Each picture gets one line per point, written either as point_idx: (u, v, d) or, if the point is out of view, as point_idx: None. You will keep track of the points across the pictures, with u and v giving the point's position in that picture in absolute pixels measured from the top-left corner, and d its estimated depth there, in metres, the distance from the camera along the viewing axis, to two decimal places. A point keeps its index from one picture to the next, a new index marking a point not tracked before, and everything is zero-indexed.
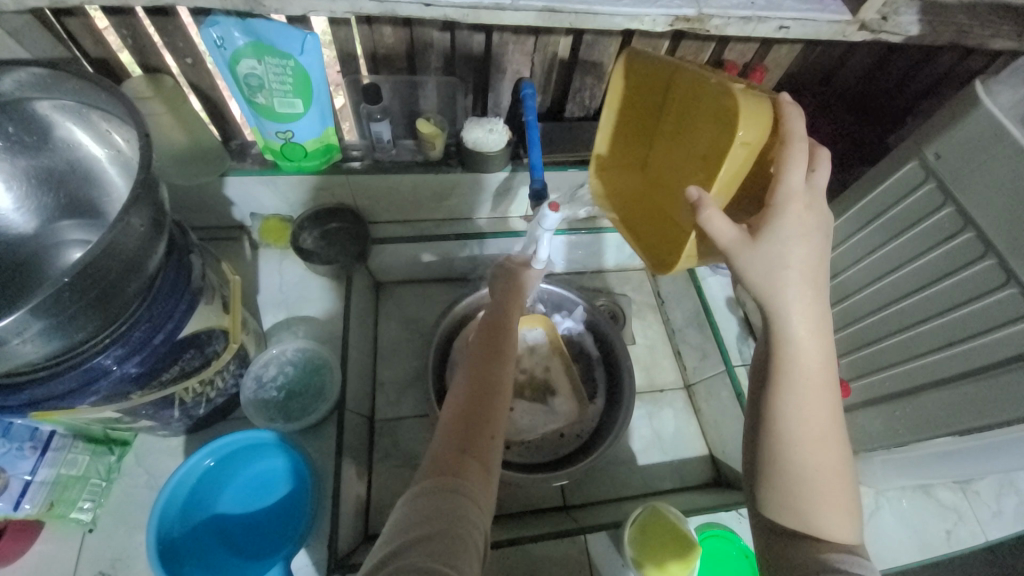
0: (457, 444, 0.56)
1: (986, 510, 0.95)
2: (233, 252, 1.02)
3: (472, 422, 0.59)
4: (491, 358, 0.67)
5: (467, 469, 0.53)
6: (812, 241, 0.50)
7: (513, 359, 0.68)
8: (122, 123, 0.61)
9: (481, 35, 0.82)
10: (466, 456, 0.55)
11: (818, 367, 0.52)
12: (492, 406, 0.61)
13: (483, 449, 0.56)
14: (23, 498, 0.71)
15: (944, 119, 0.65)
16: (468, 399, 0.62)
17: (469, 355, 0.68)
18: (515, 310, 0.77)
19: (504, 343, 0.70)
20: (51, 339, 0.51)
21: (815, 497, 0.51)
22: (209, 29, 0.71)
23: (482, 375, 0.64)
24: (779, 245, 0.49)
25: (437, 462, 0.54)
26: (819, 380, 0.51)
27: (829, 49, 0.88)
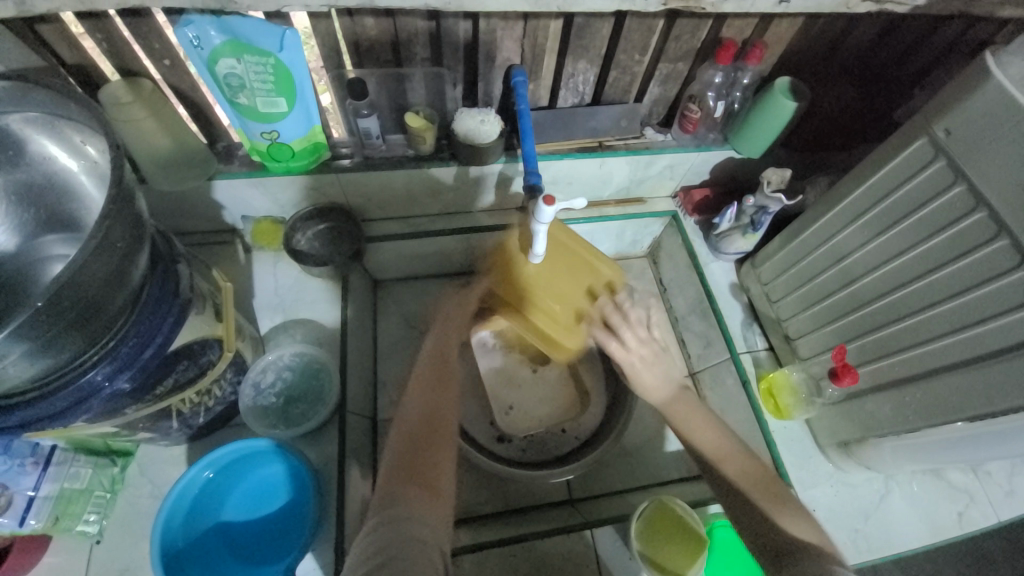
0: (401, 477, 0.61)
1: (998, 490, 0.94)
2: (227, 256, 1.01)
3: (411, 457, 0.64)
4: (434, 392, 0.74)
5: (415, 496, 0.57)
6: (656, 363, 0.81)
7: (452, 390, 0.75)
8: (93, 134, 0.59)
9: (468, 21, 0.79)
10: (413, 483, 0.60)
11: (722, 445, 0.77)
12: (434, 439, 0.68)
13: (429, 478, 0.62)
14: (28, 514, 0.72)
15: (954, 93, 0.62)
16: (412, 436, 0.67)
17: (411, 391, 0.74)
18: (450, 343, 0.85)
19: (447, 377, 0.77)
20: (35, 361, 0.50)
21: (770, 505, 0.71)
22: (184, 29, 0.68)
23: (426, 411, 0.71)
24: (640, 372, 0.81)
25: (386, 496, 0.58)
26: (707, 430, 0.79)
27: (830, 22, 0.83)
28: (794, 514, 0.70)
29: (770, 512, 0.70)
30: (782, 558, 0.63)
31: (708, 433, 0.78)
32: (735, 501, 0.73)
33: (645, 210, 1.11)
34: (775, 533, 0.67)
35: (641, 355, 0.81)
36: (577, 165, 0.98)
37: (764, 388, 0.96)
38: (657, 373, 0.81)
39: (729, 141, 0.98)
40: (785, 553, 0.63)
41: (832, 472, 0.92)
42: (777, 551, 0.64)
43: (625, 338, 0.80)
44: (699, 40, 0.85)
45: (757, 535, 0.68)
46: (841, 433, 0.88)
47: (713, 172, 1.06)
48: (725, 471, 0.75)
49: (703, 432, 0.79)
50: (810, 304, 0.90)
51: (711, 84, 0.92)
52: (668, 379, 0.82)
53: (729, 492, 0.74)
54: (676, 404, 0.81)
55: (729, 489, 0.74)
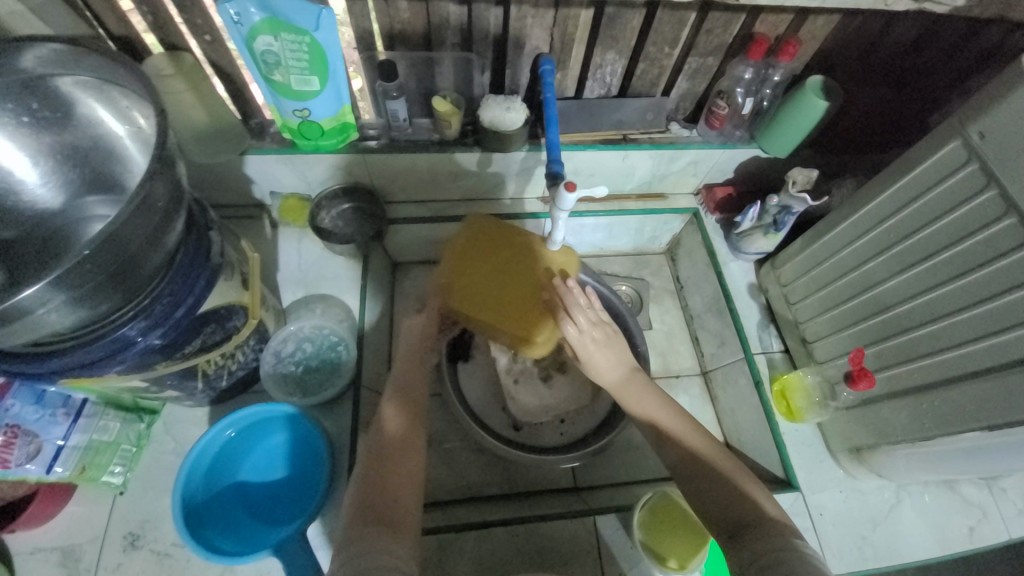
0: (365, 511, 0.62)
1: (1014, 508, 0.91)
2: (254, 230, 1.04)
3: (376, 485, 0.65)
4: (402, 419, 0.74)
5: (380, 535, 0.59)
6: (610, 345, 0.81)
7: (418, 417, 0.75)
8: (141, 101, 0.62)
9: (499, 8, 0.80)
10: (376, 519, 0.61)
11: (676, 420, 0.73)
12: (398, 468, 0.68)
13: (392, 514, 0.63)
14: (55, 462, 0.74)
15: (991, 95, 0.61)
16: (375, 469, 0.67)
17: (378, 419, 0.74)
18: (423, 361, 0.84)
19: (417, 399, 0.77)
20: (75, 309, 0.53)
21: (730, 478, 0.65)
22: (226, 6, 0.71)
23: (394, 439, 0.71)
24: (596, 356, 0.80)
25: (351, 534, 0.60)
26: (644, 394, 0.76)
27: (870, 20, 0.82)
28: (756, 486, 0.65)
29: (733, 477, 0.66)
30: (743, 530, 0.61)
31: (660, 412, 0.74)
32: (691, 476, 0.67)
33: (665, 205, 1.10)
34: (741, 505, 0.63)
35: (591, 340, 0.80)
36: (599, 157, 0.98)
37: (777, 389, 0.95)
38: (609, 353, 0.80)
39: (755, 139, 0.98)
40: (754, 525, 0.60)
41: (842, 478, 0.91)
42: (734, 525, 0.62)
43: (571, 331, 0.81)
44: (731, 35, 0.84)
45: (724, 514, 0.63)
46: (854, 438, 0.87)
47: (737, 170, 1.05)
48: (688, 443, 0.70)
49: (653, 411, 0.75)
50: (833, 305, 0.89)
51: (741, 80, 0.91)
52: (620, 360, 0.80)
53: (689, 474, 0.68)
54: (629, 382, 0.79)
55: (689, 460, 0.68)
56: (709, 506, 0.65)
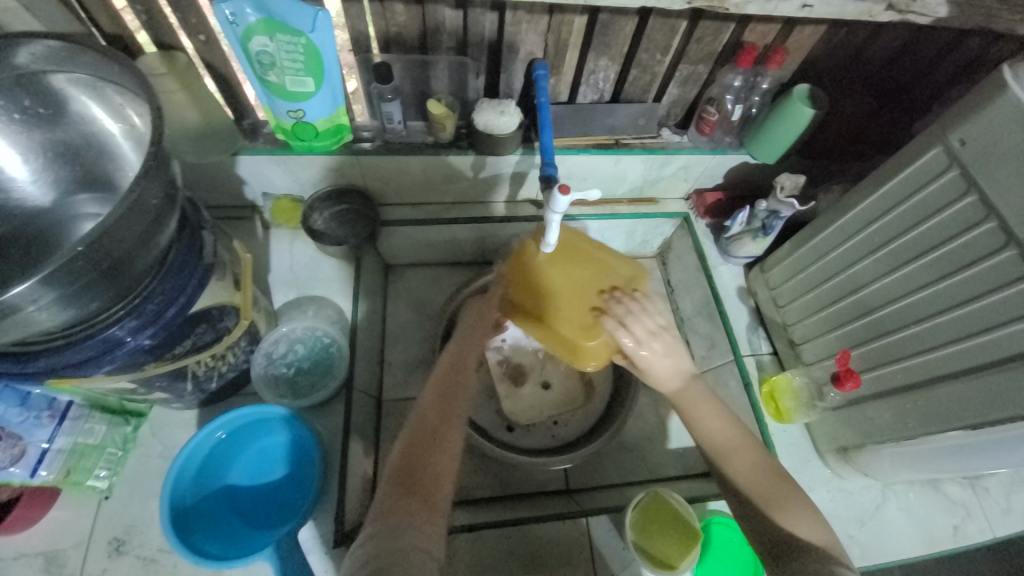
0: (400, 484, 0.59)
1: (996, 507, 0.94)
2: (245, 231, 1.03)
3: (412, 458, 0.63)
4: (441, 402, 0.70)
5: (412, 509, 0.56)
6: (670, 352, 0.72)
7: (461, 403, 0.72)
8: (135, 99, 0.62)
9: (494, 13, 0.81)
10: (410, 494, 0.58)
11: (729, 435, 0.69)
12: (436, 448, 0.65)
13: (429, 489, 0.60)
14: (39, 466, 0.73)
15: (970, 104, 0.63)
16: (413, 444, 0.64)
17: (420, 400, 0.71)
18: (473, 350, 0.81)
19: (460, 389, 0.73)
20: (66, 308, 0.52)
21: (774, 504, 0.64)
22: (222, 6, 0.71)
23: (433, 418, 0.68)
24: (653, 361, 0.72)
25: (385, 505, 0.57)
26: (705, 405, 0.71)
27: (855, 30, 0.84)
28: (799, 511, 0.63)
29: (769, 508, 0.64)
30: (785, 556, 0.60)
31: (717, 423, 0.70)
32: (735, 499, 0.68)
33: (656, 210, 1.12)
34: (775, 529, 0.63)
35: (653, 345, 0.71)
36: (592, 162, 0.99)
37: (767, 391, 0.97)
38: (669, 359, 0.72)
39: (744, 145, 0.99)
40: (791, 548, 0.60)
41: (829, 478, 0.93)
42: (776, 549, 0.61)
43: (627, 342, 0.70)
44: (720, 43, 0.86)
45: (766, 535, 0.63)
46: (841, 438, 0.89)
47: (726, 176, 1.07)
48: (728, 470, 0.68)
49: (710, 420, 0.70)
50: (821, 308, 0.90)
51: (730, 87, 0.92)
52: (681, 367, 0.73)
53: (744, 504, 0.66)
54: (692, 385, 0.72)
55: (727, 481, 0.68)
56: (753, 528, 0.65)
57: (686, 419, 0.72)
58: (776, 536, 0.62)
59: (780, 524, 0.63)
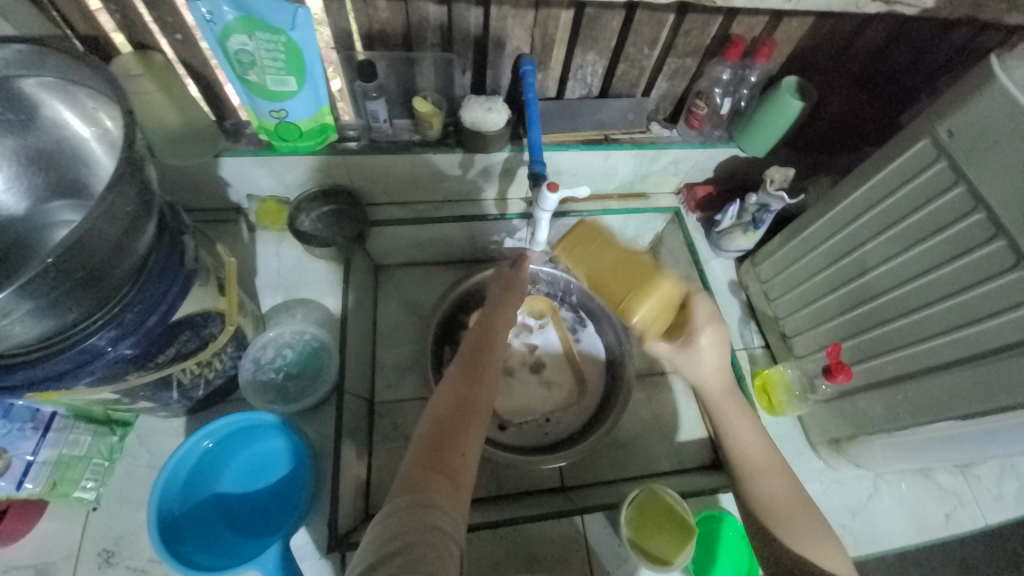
0: (424, 461, 0.56)
1: (987, 494, 0.96)
2: (231, 234, 1.01)
3: (440, 432, 0.59)
4: (470, 376, 0.66)
5: (437, 486, 0.52)
6: (719, 346, 0.72)
7: (494, 379, 0.67)
8: (108, 102, 0.60)
9: (479, 8, 0.80)
10: (435, 471, 0.54)
11: (763, 454, 0.70)
12: (463, 424, 0.61)
13: (456, 467, 0.56)
14: (25, 478, 0.72)
15: (958, 95, 0.63)
16: (441, 419, 0.60)
17: (448, 371, 0.67)
18: (504, 323, 0.76)
19: (492, 365, 0.69)
20: (41, 320, 0.51)
21: (794, 531, 0.65)
22: (198, 4, 0.68)
23: (463, 391, 0.63)
24: (698, 352, 0.72)
25: (408, 479, 0.53)
26: (742, 418, 0.72)
27: (842, 22, 0.84)
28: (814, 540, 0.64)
29: (795, 537, 0.64)
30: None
31: (751, 437, 0.70)
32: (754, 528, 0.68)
33: (647, 205, 1.11)
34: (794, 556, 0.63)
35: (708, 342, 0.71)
36: (582, 158, 0.98)
37: (759, 384, 0.97)
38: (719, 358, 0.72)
39: (734, 138, 0.99)
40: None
41: (822, 469, 0.93)
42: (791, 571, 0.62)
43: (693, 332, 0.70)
44: (709, 36, 0.86)
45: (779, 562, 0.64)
46: (833, 430, 0.89)
47: (717, 170, 1.07)
48: (753, 488, 0.68)
49: (745, 437, 0.71)
50: (811, 301, 0.91)
51: (719, 81, 0.92)
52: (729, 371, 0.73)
53: (758, 518, 0.68)
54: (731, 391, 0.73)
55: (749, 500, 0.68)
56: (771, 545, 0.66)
57: (721, 434, 0.72)
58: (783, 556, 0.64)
59: (789, 546, 0.64)
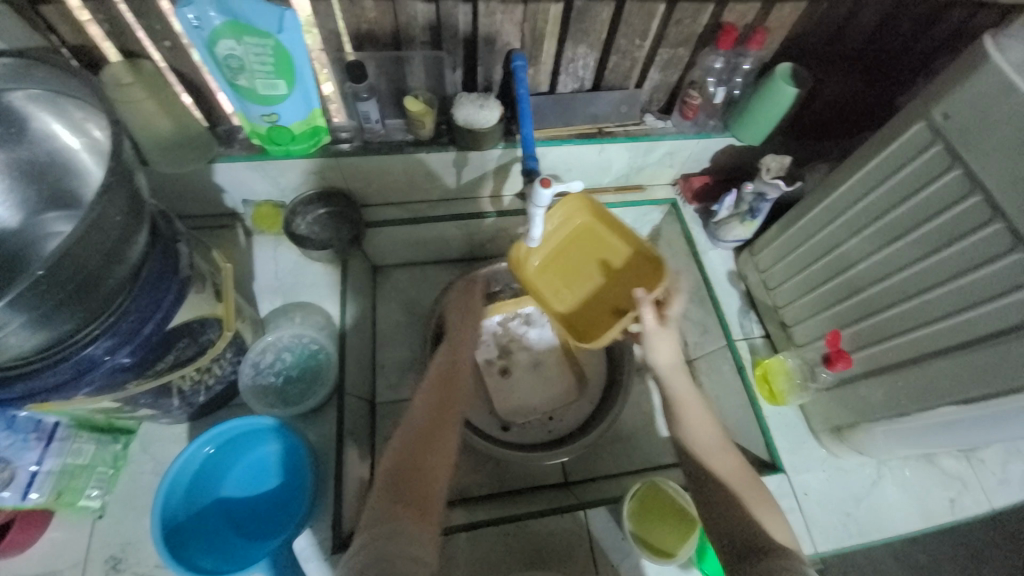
0: (391, 492, 0.57)
1: (992, 478, 0.96)
2: (228, 240, 1.02)
3: (406, 462, 0.61)
4: (439, 407, 0.69)
5: (406, 515, 0.55)
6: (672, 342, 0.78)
7: (457, 406, 0.71)
8: (95, 112, 0.61)
9: (468, 5, 0.79)
10: (404, 500, 0.57)
11: (712, 436, 0.71)
12: (431, 450, 0.63)
13: (423, 495, 0.58)
14: (30, 489, 0.72)
15: (952, 77, 0.62)
16: (406, 452, 0.63)
17: (414, 404, 0.70)
18: (467, 356, 0.81)
19: (456, 394, 0.73)
20: (37, 331, 0.51)
21: (753, 498, 0.66)
22: (184, 10, 0.68)
23: (428, 418, 0.67)
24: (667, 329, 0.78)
25: (376, 512, 0.55)
26: (695, 402, 0.73)
27: (837, 4, 0.83)
28: (766, 511, 0.65)
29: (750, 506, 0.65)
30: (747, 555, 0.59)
31: (703, 422, 0.72)
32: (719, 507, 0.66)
33: (643, 197, 1.11)
34: (751, 530, 0.61)
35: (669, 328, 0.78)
36: (577, 152, 0.97)
37: (759, 373, 0.97)
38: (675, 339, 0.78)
39: (729, 128, 0.98)
40: (754, 552, 0.58)
41: (825, 457, 0.93)
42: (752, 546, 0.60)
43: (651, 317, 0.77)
44: (700, 25, 0.85)
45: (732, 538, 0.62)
46: (835, 418, 0.89)
47: (713, 160, 1.06)
48: (709, 466, 0.68)
49: (697, 421, 0.72)
50: (810, 288, 0.90)
51: (712, 70, 0.92)
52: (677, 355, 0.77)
53: (712, 492, 0.67)
54: (676, 369, 0.76)
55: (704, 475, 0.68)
56: (720, 525, 0.64)
57: (674, 417, 0.73)
58: (749, 529, 0.62)
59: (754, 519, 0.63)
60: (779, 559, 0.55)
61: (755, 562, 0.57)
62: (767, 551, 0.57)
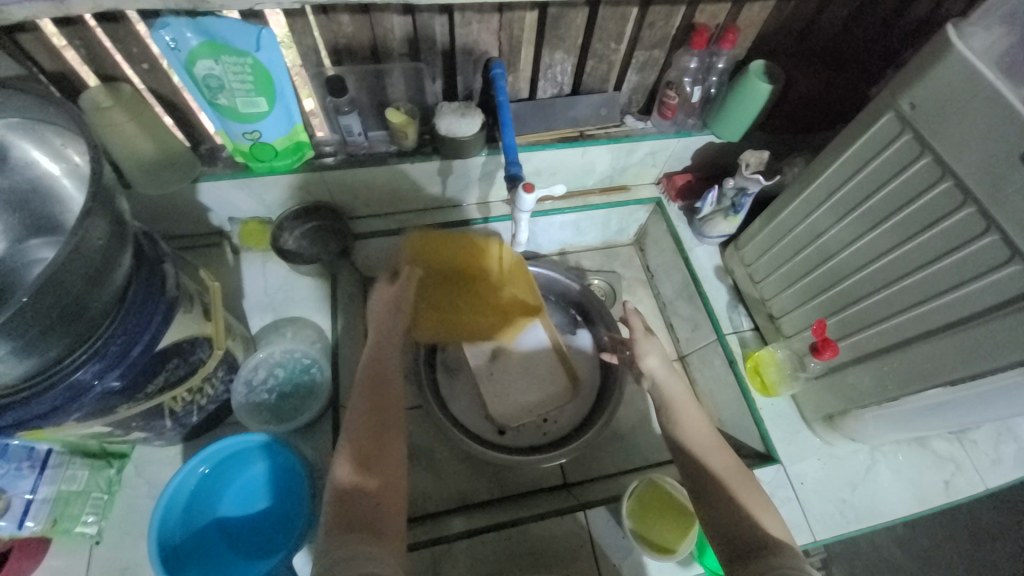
0: (345, 521, 0.58)
1: (984, 458, 0.97)
2: (216, 258, 1.02)
3: (354, 490, 0.62)
4: (379, 420, 0.69)
5: (363, 541, 0.56)
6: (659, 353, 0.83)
7: (396, 414, 0.71)
8: (75, 137, 0.61)
9: (443, 16, 0.80)
10: (360, 527, 0.58)
11: (710, 436, 0.73)
12: (379, 474, 0.64)
13: (376, 518, 0.60)
14: (26, 517, 0.73)
15: (918, 68, 0.64)
16: (349, 477, 0.63)
17: (348, 418, 0.69)
18: (394, 361, 0.77)
19: (392, 400, 0.72)
20: (23, 359, 0.51)
21: (753, 497, 0.66)
22: (161, 32, 0.68)
23: (365, 434, 0.67)
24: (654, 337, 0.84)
25: (329, 543, 0.56)
26: (690, 404, 0.77)
27: (802, 5, 0.85)
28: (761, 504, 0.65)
29: (750, 506, 0.65)
30: (755, 554, 0.59)
31: (700, 424, 0.74)
32: (716, 505, 0.66)
33: (629, 197, 1.12)
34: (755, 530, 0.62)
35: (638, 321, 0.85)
36: (559, 156, 0.98)
37: (750, 366, 0.98)
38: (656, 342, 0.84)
39: (708, 125, 0.99)
40: (756, 550, 0.59)
41: (819, 446, 0.94)
42: (760, 545, 0.60)
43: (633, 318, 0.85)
44: (673, 27, 0.86)
45: (727, 536, 0.62)
46: (826, 406, 0.90)
47: (694, 157, 1.07)
48: (710, 464, 0.69)
49: (690, 422, 0.74)
50: (796, 279, 0.91)
51: (687, 70, 0.93)
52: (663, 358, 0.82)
53: (717, 492, 0.67)
54: (671, 372, 0.81)
55: (708, 478, 0.68)
56: (726, 527, 0.64)
57: (670, 419, 0.75)
58: (758, 532, 0.61)
59: (758, 518, 0.63)
60: (783, 556, 0.56)
61: (759, 559, 0.58)
62: (770, 548, 0.58)
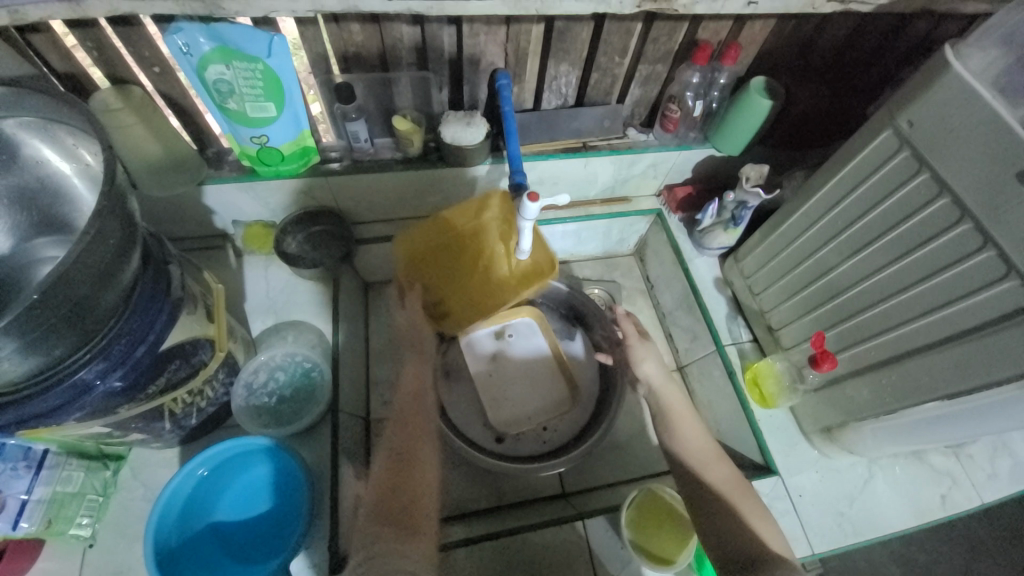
0: (382, 511, 0.69)
1: (980, 473, 0.97)
2: (218, 261, 1.02)
3: (391, 486, 0.72)
4: (413, 434, 0.80)
5: (397, 530, 0.66)
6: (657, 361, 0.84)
7: (427, 431, 0.81)
8: (87, 137, 0.62)
9: (452, 27, 0.81)
10: (392, 521, 0.67)
11: (706, 446, 0.73)
12: (411, 478, 0.74)
13: (405, 515, 0.69)
14: (21, 518, 0.70)
15: (916, 87, 0.66)
16: (387, 473, 0.74)
17: (388, 432, 0.80)
18: (426, 380, 0.88)
19: (425, 419, 0.83)
20: (28, 357, 0.51)
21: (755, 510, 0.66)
22: (174, 37, 0.69)
23: (404, 441, 0.79)
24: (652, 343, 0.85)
25: (376, 505, 0.70)
26: (686, 414, 0.77)
27: (804, 23, 0.87)
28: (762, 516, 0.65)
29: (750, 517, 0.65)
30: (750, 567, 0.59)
31: (695, 432, 0.75)
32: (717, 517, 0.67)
33: (629, 208, 1.13)
34: (754, 544, 0.62)
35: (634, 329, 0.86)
36: (561, 165, 1.00)
37: (749, 377, 0.99)
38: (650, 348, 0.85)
39: (709, 138, 1.01)
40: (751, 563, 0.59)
41: (817, 458, 0.94)
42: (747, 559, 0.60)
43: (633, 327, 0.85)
44: (676, 42, 0.88)
45: (727, 548, 0.62)
46: (824, 419, 0.90)
47: (696, 169, 1.09)
48: (707, 477, 0.70)
49: (687, 431, 0.75)
50: (794, 292, 0.92)
51: (690, 84, 0.94)
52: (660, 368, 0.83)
53: (712, 503, 0.68)
54: (668, 382, 0.81)
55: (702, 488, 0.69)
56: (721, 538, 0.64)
57: (667, 427, 0.76)
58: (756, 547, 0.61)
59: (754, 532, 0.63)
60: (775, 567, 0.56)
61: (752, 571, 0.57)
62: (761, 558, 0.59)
